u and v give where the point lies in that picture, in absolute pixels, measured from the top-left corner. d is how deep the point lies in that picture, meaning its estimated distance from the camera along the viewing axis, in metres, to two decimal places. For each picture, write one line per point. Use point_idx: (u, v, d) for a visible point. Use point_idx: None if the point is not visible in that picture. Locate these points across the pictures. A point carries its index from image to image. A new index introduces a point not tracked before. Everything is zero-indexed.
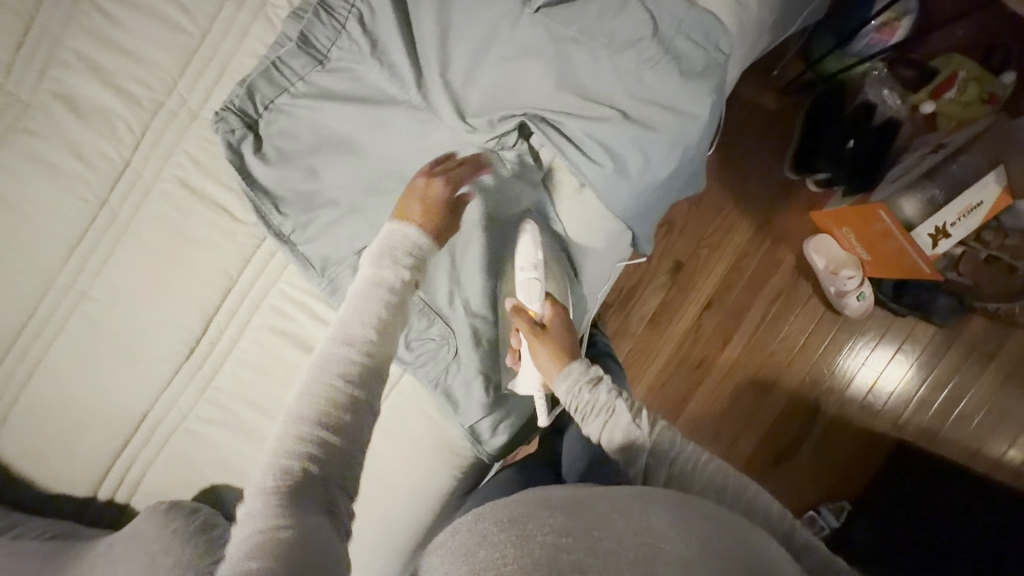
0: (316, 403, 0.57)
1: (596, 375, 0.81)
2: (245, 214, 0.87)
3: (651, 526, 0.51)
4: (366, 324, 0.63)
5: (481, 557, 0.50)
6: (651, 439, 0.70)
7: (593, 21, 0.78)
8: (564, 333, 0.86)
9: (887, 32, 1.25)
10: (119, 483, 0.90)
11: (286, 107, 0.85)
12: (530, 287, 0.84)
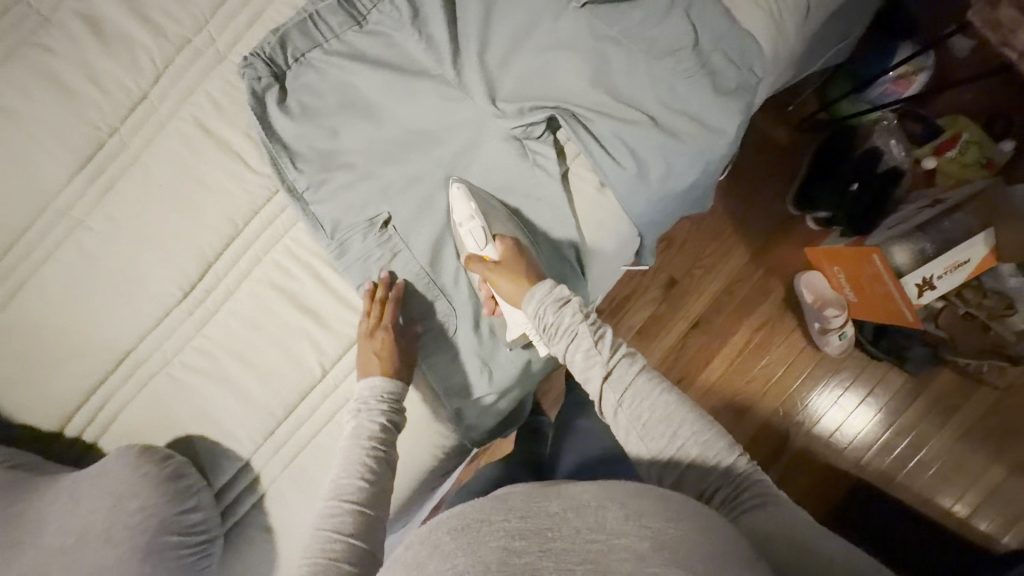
0: (341, 511, 0.64)
1: (565, 295, 0.70)
2: (260, 164, 0.85)
3: (606, 519, 0.47)
4: (383, 433, 0.71)
5: (431, 570, 0.47)
6: (614, 366, 0.63)
7: (635, 24, 0.79)
8: (522, 265, 0.75)
9: (903, 85, 1.27)
10: (89, 421, 0.87)
11: (316, 62, 0.84)
12: (473, 230, 0.77)
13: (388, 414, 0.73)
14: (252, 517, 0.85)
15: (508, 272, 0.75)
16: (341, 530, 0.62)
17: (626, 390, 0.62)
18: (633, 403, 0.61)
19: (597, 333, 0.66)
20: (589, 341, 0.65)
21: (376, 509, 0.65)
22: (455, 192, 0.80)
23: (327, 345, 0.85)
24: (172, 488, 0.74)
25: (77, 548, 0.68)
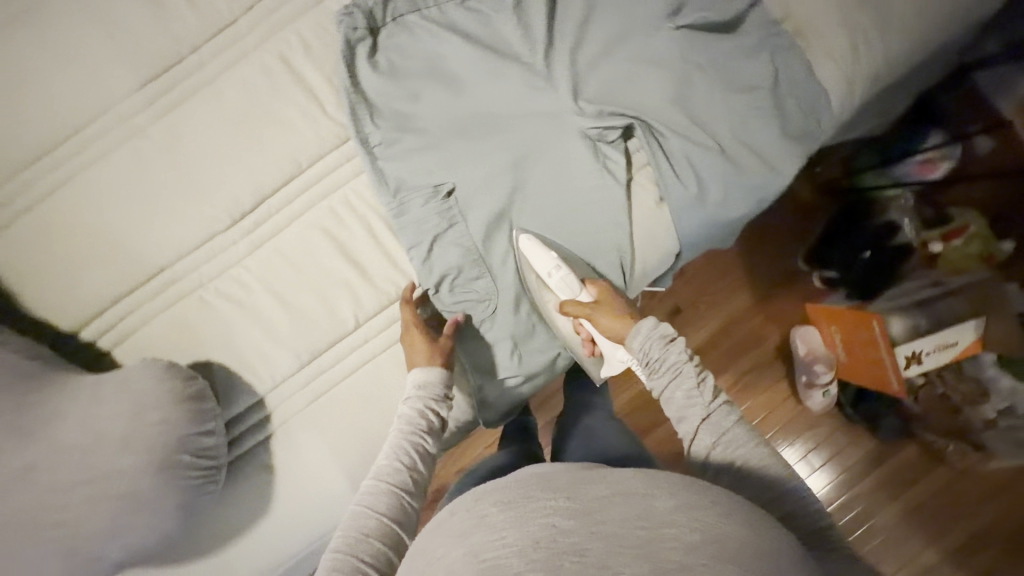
0: (378, 493, 0.62)
1: (669, 333, 0.70)
2: (335, 111, 0.86)
3: (654, 509, 0.49)
4: (424, 423, 0.70)
5: (476, 539, 0.49)
6: (711, 410, 0.64)
7: (724, 56, 0.82)
8: (616, 301, 0.80)
9: (930, 167, 1.25)
10: (109, 328, 0.86)
11: (412, 25, 0.85)
12: (563, 278, 0.82)
13: (430, 406, 0.72)
14: (255, 455, 0.85)
15: (603, 309, 0.78)
16: (376, 512, 0.60)
17: (721, 434, 0.62)
18: (728, 445, 0.61)
19: (697, 376, 0.66)
20: (690, 382, 0.65)
21: (412, 499, 0.64)
22: (529, 246, 0.84)
23: (366, 300, 0.86)
24: (199, 410, 0.74)
25: (93, 452, 0.68)
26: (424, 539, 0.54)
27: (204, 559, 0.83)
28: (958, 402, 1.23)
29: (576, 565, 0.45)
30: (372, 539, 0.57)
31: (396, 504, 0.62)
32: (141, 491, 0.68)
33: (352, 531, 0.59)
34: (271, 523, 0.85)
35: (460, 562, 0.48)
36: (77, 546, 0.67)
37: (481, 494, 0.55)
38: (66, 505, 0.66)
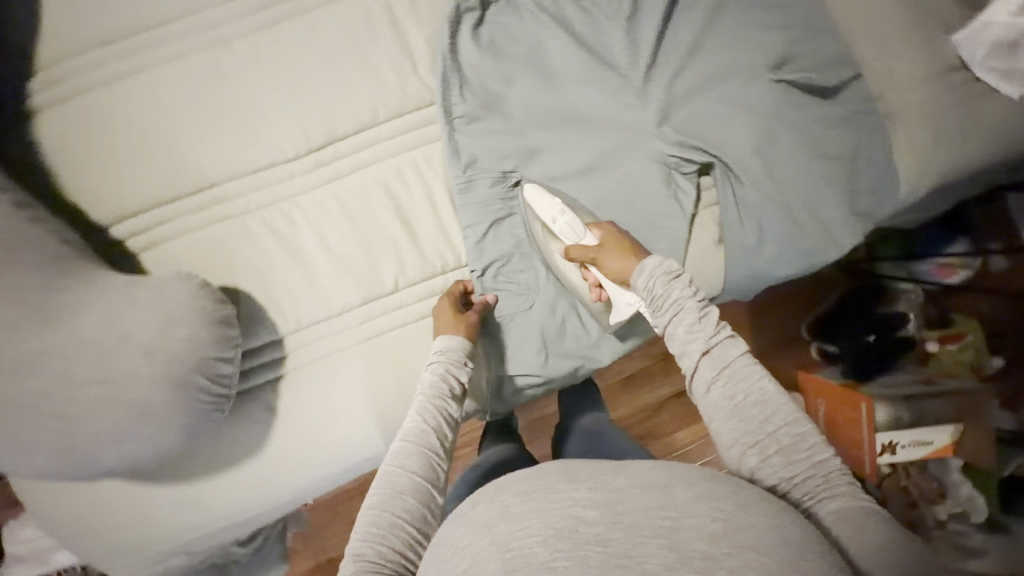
0: (406, 454, 0.61)
1: (676, 269, 0.67)
2: (426, 73, 0.85)
3: (677, 498, 0.50)
4: (448, 386, 0.68)
5: (500, 530, 0.50)
6: (711, 344, 0.61)
7: (814, 119, 0.83)
8: (622, 239, 0.77)
9: (946, 273, 1.24)
10: (141, 230, 0.83)
11: (523, 9, 0.84)
12: (567, 222, 0.79)
13: (453, 371, 0.70)
14: (261, 392, 0.84)
15: (610, 251, 0.76)
16: (408, 472, 0.60)
17: (723, 368, 0.60)
18: (731, 379, 0.59)
19: (702, 309, 0.63)
20: (693, 316, 0.62)
21: (442, 458, 0.63)
22: (534, 193, 0.83)
23: (409, 266, 0.85)
24: (218, 339, 0.71)
25: (111, 353, 0.65)
26: (449, 528, 0.55)
27: (189, 482, 0.83)
28: (918, 498, 1.17)
29: (601, 557, 0.46)
30: (399, 500, 0.58)
31: (427, 464, 0.61)
32: (152, 402, 0.67)
33: (387, 491, 0.59)
34: (263, 463, 0.84)
35: (486, 552, 0.48)
36: (74, 441, 0.65)
37: (502, 485, 0.55)
38: (71, 398, 0.64)
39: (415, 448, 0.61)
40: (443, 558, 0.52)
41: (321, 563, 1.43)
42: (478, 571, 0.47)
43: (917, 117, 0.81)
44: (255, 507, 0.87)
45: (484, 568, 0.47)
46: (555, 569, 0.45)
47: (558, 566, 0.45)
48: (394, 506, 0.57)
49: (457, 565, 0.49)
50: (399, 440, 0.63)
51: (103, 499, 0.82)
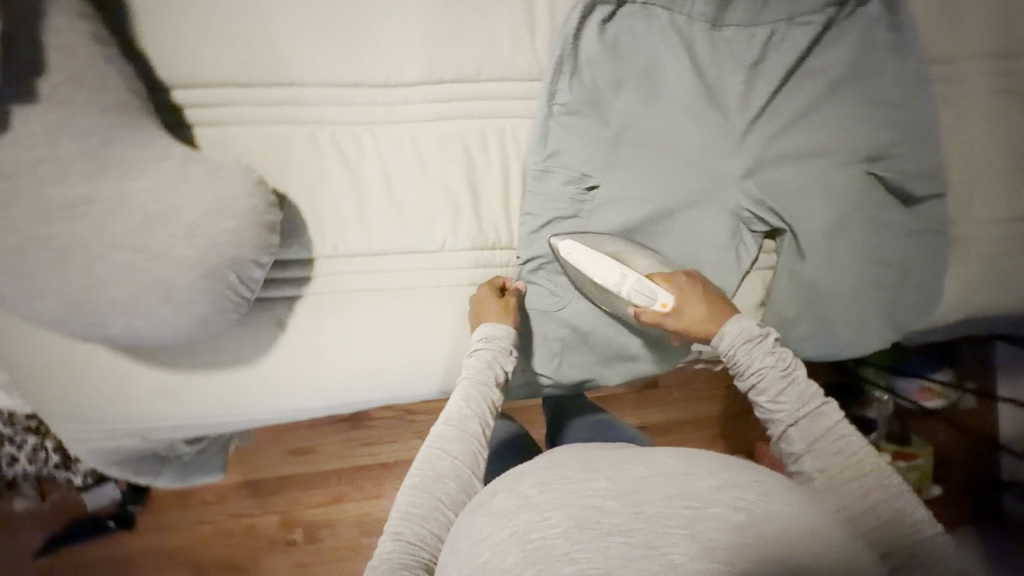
0: (449, 439, 0.66)
1: (759, 333, 0.65)
2: (540, 47, 0.82)
3: (697, 489, 0.54)
4: (493, 376, 0.71)
5: (521, 520, 0.53)
6: (797, 422, 0.61)
7: (889, 220, 0.83)
8: (695, 297, 0.74)
9: (925, 396, 1.20)
10: (203, 103, 0.78)
11: (656, 18, 0.82)
12: (635, 286, 0.77)
13: (498, 359, 0.73)
14: (275, 305, 0.81)
15: (688, 315, 0.73)
16: (449, 456, 0.65)
17: (812, 442, 0.60)
18: (820, 453, 0.60)
19: (788, 377, 0.62)
20: (780, 389, 0.62)
21: (482, 445, 0.67)
22: (580, 251, 0.81)
23: (461, 230, 0.83)
24: (259, 241, 0.67)
25: (154, 221, 0.62)
26: (467, 519, 0.58)
27: (176, 369, 0.81)
28: None
29: (622, 548, 0.49)
30: (439, 481, 0.64)
31: (468, 449, 0.66)
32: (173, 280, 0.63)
33: (430, 473, 0.64)
34: (252, 373, 0.82)
35: (507, 542, 0.51)
36: (84, 296, 0.61)
37: (520, 477, 0.59)
38: (100, 254, 0.61)
39: (456, 434, 0.66)
40: (462, 546, 0.55)
41: (250, 482, 1.41)
42: (498, 562, 0.50)
43: (978, 255, 0.84)
44: (227, 414, 0.84)
45: (504, 561, 0.50)
46: (576, 561, 0.48)
47: (579, 558, 0.48)
48: (434, 486, 0.63)
49: (476, 556, 0.52)
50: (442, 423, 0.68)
51: (83, 358, 0.80)
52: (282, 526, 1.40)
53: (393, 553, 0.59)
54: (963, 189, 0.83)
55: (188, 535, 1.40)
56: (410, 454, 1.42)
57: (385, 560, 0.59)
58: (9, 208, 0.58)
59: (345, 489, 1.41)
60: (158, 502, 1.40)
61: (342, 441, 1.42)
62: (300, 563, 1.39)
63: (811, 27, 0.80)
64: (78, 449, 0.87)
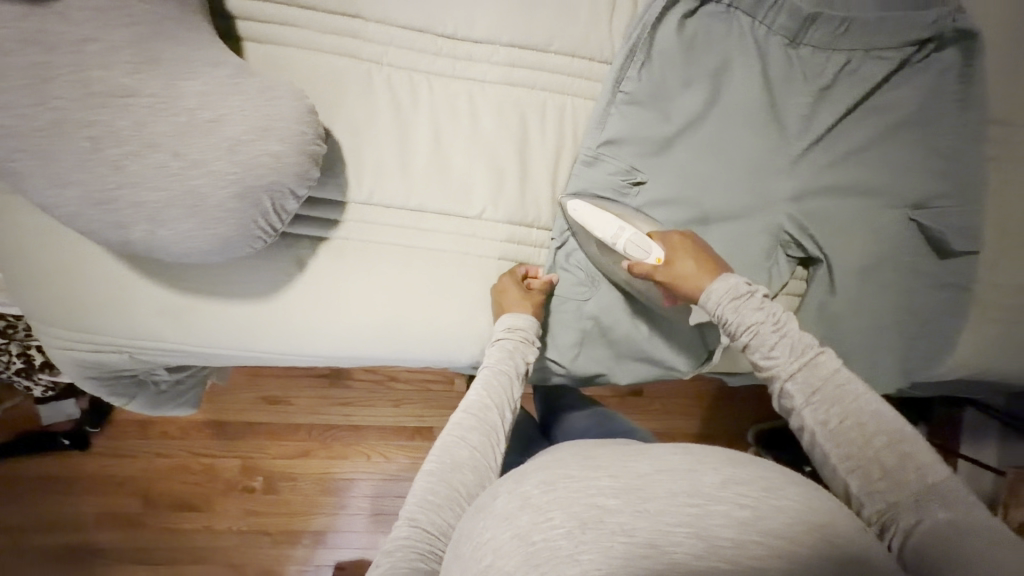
0: (470, 428, 0.66)
1: (746, 288, 0.63)
2: (616, 30, 0.80)
3: (701, 484, 0.52)
4: (516, 367, 0.73)
5: (523, 522, 0.49)
6: (794, 371, 0.57)
7: (920, 270, 0.84)
8: (694, 250, 0.71)
9: None
10: (261, 16, 0.74)
11: (738, 25, 0.80)
12: (630, 239, 0.73)
13: (521, 349, 0.75)
14: (300, 242, 0.79)
15: (679, 269, 0.70)
16: (470, 445, 0.65)
17: (811, 393, 0.56)
18: (818, 401, 0.56)
19: (782, 330, 0.59)
20: (772, 340, 0.59)
21: (501, 436, 0.68)
22: (582, 208, 0.78)
23: (501, 202, 0.81)
24: (301, 171, 0.64)
25: (198, 128, 0.58)
26: (470, 522, 0.55)
27: (180, 290, 0.78)
28: None
29: (625, 547, 0.47)
30: (456, 471, 0.63)
31: (487, 439, 0.66)
32: (203, 190, 0.59)
33: (450, 461, 0.64)
34: (257, 308, 0.79)
35: (508, 546, 0.48)
36: (108, 193, 0.57)
37: (522, 476, 0.55)
38: (135, 152, 0.57)
39: (475, 423, 0.67)
40: (464, 553, 0.52)
41: (216, 423, 1.36)
42: (500, 566, 0.48)
43: (997, 321, 0.84)
44: (225, 346, 0.81)
45: (506, 564, 0.47)
46: (581, 563, 0.46)
47: (584, 559, 0.46)
48: (450, 476, 0.62)
49: (479, 561, 0.49)
50: (463, 411, 0.68)
51: (83, 261, 0.76)
52: (242, 473, 1.35)
53: (408, 540, 0.58)
54: (996, 254, 0.84)
55: (145, 465, 1.35)
56: (383, 420, 1.36)
57: (401, 547, 0.57)
58: (47, 84, 0.54)
59: (313, 445, 1.35)
60: (119, 426, 1.35)
61: (317, 396, 1.36)
62: (256, 511, 1.34)
63: (886, 63, 0.80)
64: (59, 356, 0.82)
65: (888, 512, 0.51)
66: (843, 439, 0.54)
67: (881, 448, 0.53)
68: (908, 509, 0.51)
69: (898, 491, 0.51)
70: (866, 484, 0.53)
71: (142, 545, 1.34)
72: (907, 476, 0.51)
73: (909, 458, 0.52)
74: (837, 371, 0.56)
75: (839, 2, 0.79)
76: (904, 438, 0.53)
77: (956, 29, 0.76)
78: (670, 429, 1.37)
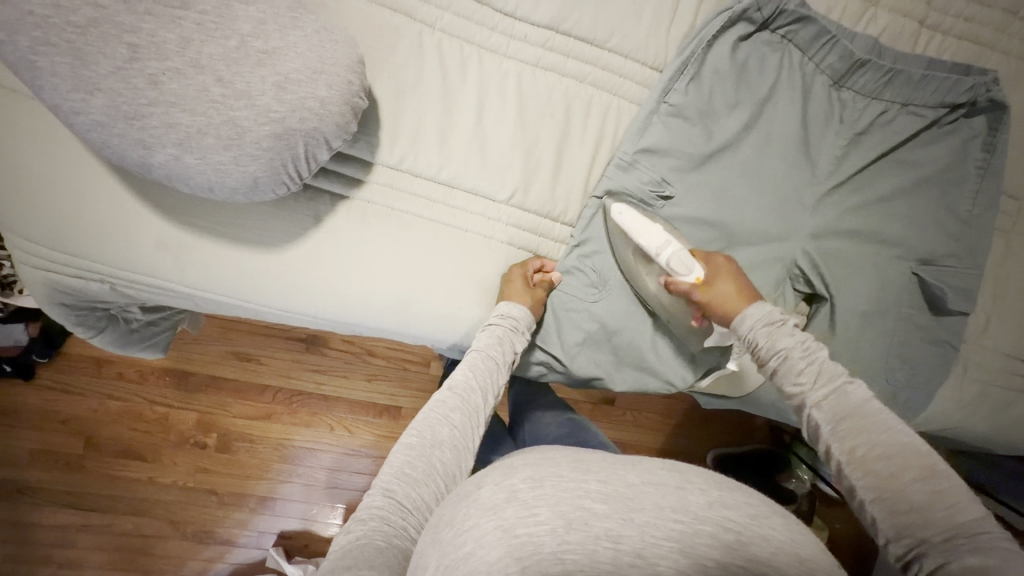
0: (451, 407, 0.63)
1: (778, 317, 0.61)
2: (672, 40, 0.80)
3: (689, 502, 0.47)
4: (503, 353, 0.71)
5: (507, 514, 0.45)
6: (819, 398, 0.54)
7: (914, 322, 0.87)
8: (736, 276, 0.70)
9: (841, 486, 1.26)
10: None
11: (790, 57, 0.81)
12: (675, 256, 0.72)
13: (509, 336, 0.72)
14: (319, 197, 0.76)
15: (717, 292, 0.69)
16: (449, 424, 0.62)
17: (836, 422, 0.52)
18: (844, 429, 0.52)
19: (811, 360, 0.56)
20: (800, 366, 0.56)
21: (481, 421, 0.65)
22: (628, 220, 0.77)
23: (528, 188, 0.81)
24: (341, 122, 0.61)
25: (248, 57, 0.56)
26: (452, 509, 0.49)
27: (180, 225, 0.73)
28: None
29: (612, 554, 0.43)
30: (435, 450, 0.60)
31: (468, 420, 0.63)
32: (232, 118, 0.56)
33: (428, 438, 0.60)
34: (255, 255, 0.75)
35: (490, 537, 0.44)
36: (139, 108, 0.54)
37: (509, 469, 0.50)
38: (178, 70, 0.54)
39: (457, 403, 0.64)
40: (443, 538, 0.47)
41: (178, 370, 1.29)
42: (479, 557, 0.43)
43: (975, 380, 0.90)
44: (217, 292, 0.77)
45: (488, 556, 0.42)
46: (564, 563, 0.42)
47: (567, 559, 0.42)
48: (428, 453, 0.59)
49: (458, 549, 0.45)
50: (444, 388, 0.66)
51: (79, 176, 0.70)
52: (198, 427, 1.28)
53: (382, 511, 0.54)
54: (986, 316, 0.90)
55: (94, 404, 1.27)
56: (354, 393, 1.30)
57: (374, 518, 0.54)
58: None
59: (278, 408, 1.29)
60: (73, 359, 1.27)
61: (289, 359, 1.30)
62: (206, 468, 1.28)
63: (918, 120, 0.83)
64: (29, 274, 0.76)
65: (910, 546, 0.46)
66: (868, 471, 0.49)
67: (908, 484, 0.47)
68: (938, 549, 0.44)
69: (929, 531, 0.45)
70: (887, 517, 0.48)
71: (77, 488, 1.26)
72: (935, 515, 0.45)
73: (943, 500, 0.46)
74: (867, 403, 0.52)
75: (887, 54, 0.82)
76: (939, 478, 0.47)
77: (987, 100, 0.81)
78: (637, 444, 1.38)
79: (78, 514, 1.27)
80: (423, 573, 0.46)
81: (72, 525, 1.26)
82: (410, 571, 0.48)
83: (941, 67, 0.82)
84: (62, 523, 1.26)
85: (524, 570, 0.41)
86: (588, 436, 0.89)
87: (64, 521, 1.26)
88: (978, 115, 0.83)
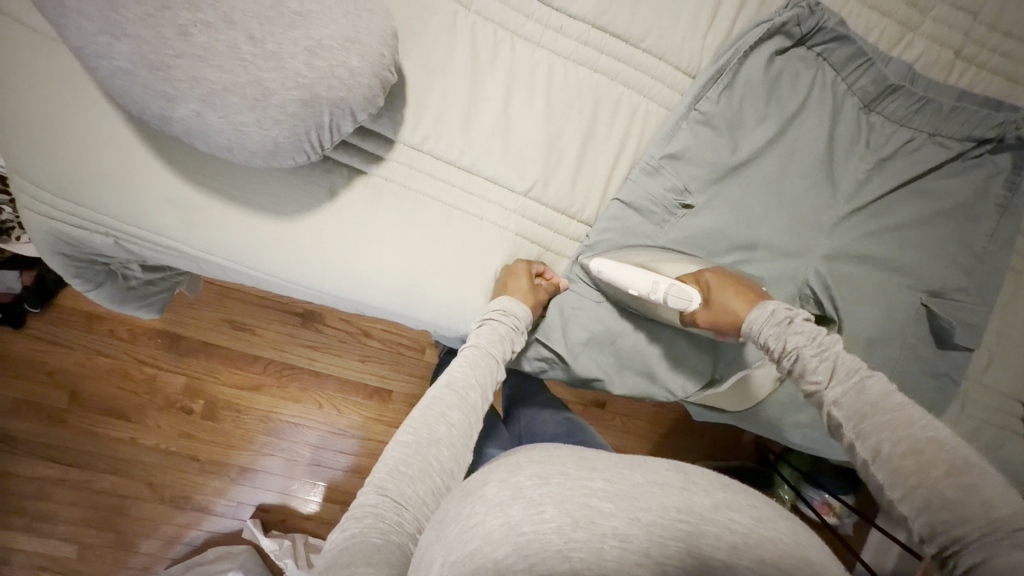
0: (449, 405, 0.62)
1: (785, 315, 0.62)
2: (708, 47, 0.79)
3: (694, 503, 0.47)
4: (502, 351, 0.70)
5: (514, 511, 0.45)
6: (837, 396, 0.53)
7: (922, 352, 0.86)
8: (738, 285, 0.71)
9: (822, 509, 1.27)
10: None
11: (823, 74, 0.81)
12: (671, 289, 0.71)
13: (509, 336, 0.72)
14: (336, 170, 0.75)
15: (721, 306, 0.70)
16: (448, 422, 0.61)
17: (857, 419, 0.51)
18: (867, 423, 0.50)
19: (827, 355, 0.56)
20: (813, 363, 0.56)
21: (478, 418, 0.64)
22: (609, 271, 0.75)
23: (547, 180, 0.80)
24: (369, 94, 0.60)
25: (282, 17, 0.54)
26: (457, 506, 0.49)
27: (191, 184, 0.72)
28: None
29: (618, 553, 0.42)
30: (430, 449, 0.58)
31: (467, 418, 0.62)
32: (258, 74, 0.54)
33: (425, 433, 0.59)
34: (264, 222, 0.74)
35: (496, 534, 0.43)
36: (165, 59, 0.53)
37: (515, 466, 0.50)
38: (209, 23, 0.53)
39: (453, 407, 0.62)
40: (448, 534, 0.46)
41: (170, 334, 1.27)
42: (485, 554, 0.42)
43: (973, 417, 0.90)
44: (221, 258, 0.75)
45: (494, 552, 0.42)
46: (570, 561, 0.41)
47: (575, 557, 0.41)
48: (421, 450, 0.58)
49: (464, 545, 0.44)
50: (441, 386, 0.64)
51: (93, 125, 0.69)
52: (185, 392, 1.27)
53: (375, 508, 0.53)
54: (988, 353, 0.90)
55: (83, 359, 1.25)
56: (345, 371, 1.29)
57: (368, 515, 0.53)
58: None
59: (268, 380, 1.28)
60: (65, 311, 1.25)
61: (283, 332, 1.28)
62: (190, 433, 1.27)
63: (945, 151, 0.82)
64: (31, 221, 0.74)
65: (946, 541, 0.43)
66: (896, 466, 0.47)
67: (938, 478, 0.45)
68: (975, 544, 0.41)
69: (966, 525, 0.42)
70: (920, 514, 0.45)
71: (58, 443, 1.25)
72: (972, 508, 0.42)
73: (978, 493, 0.43)
74: (888, 396, 0.50)
75: (921, 81, 0.81)
76: (970, 471, 0.44)
77: (1015, 137, 0.80)
78: (625, 448, 1.38)
79: (56, 468, 1.25)
80: (429, 569, 0.45)
81: (49, 478, 1.25)
82: (414, 566, 0.47)
83: (973, 100, 0.81)
84: (40, 477, 1.25)
85: (532, 568, 0.41)
86: (584, 437, 0.89)
87: (42, 474, 1.25)
88: (1004, 152, 0.83)
